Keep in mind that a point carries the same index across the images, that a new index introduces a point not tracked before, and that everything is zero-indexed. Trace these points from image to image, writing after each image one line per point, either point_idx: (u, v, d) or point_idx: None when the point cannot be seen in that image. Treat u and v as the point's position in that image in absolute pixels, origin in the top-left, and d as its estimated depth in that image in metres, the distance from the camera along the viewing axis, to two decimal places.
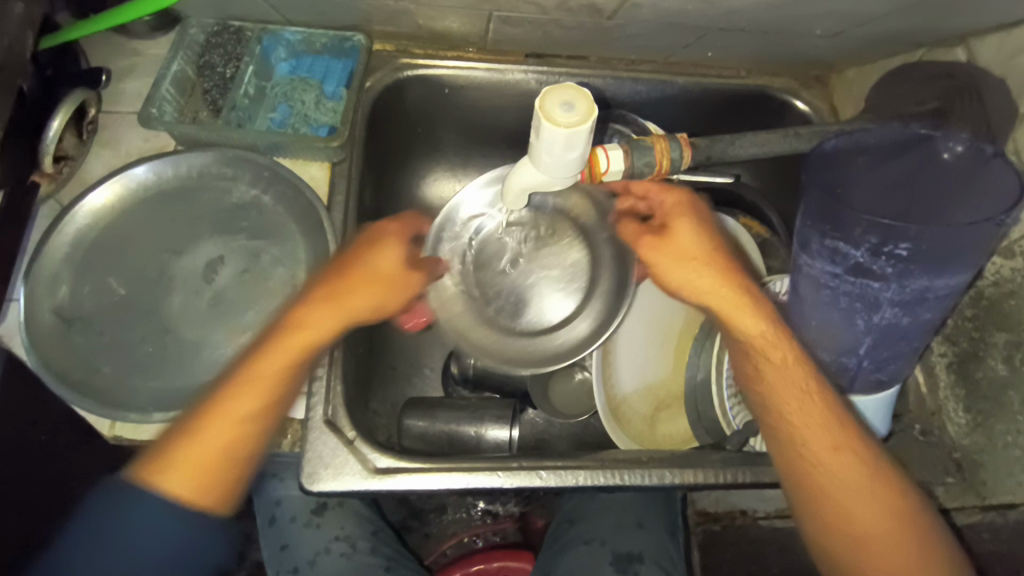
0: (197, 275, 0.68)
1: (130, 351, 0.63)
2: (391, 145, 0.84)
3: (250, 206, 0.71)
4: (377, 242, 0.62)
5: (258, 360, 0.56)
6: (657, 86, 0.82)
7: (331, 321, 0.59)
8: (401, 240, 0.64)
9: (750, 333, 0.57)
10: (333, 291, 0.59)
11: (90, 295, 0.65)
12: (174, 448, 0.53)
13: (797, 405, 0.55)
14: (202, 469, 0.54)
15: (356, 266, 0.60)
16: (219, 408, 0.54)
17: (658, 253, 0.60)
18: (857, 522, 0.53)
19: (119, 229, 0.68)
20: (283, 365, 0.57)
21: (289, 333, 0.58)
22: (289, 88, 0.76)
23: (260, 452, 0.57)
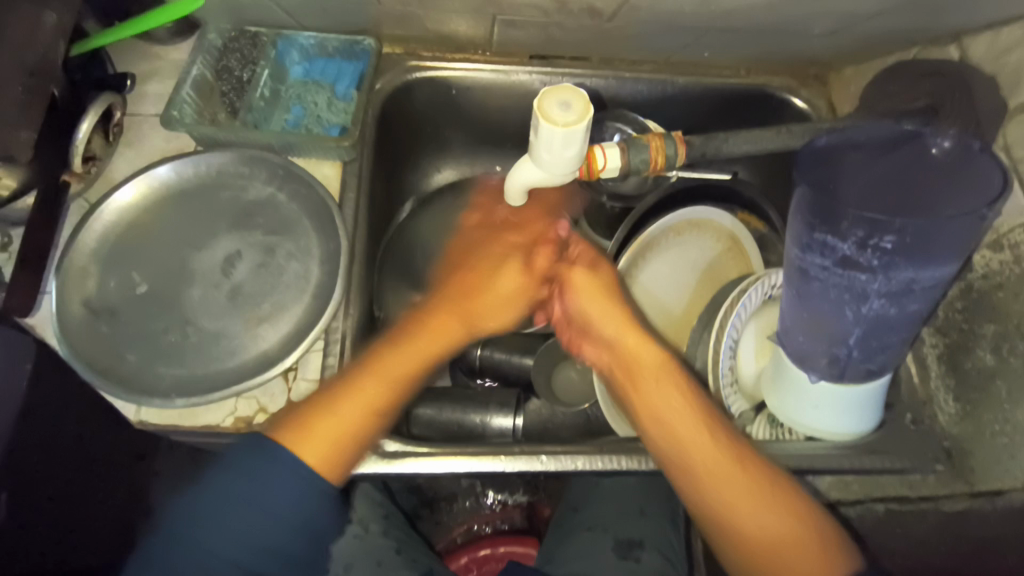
0: (216, 269, 0.71)
1: (152, 341, 0.67)
2: (400, 144, 0.87)
3: (266, 203, 0.75)
4: (500, 262, 0.65)
5: (395, 344, 0.62)
6: (658, 85, 0.85)
7: (456, 327, 0.64)
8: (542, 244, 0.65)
9: (635, 351, 0.61)
10: (467, 292, 0.64)
11: (116, 288, 0.69)
12: (314, 414, 0.57)
13: (677, 411, 0.58)
14: (331, 445, 0.57)
15: (503, 267, 0.64)
16: (368, 377, 0.59)
17: (578, 276, 0.63)
18: (750, 530, 0.53)
19: (142, 226, 0.72)
20: (437, 346, 0.62)
21: (423, 336, 0.62)
22: (303, 90, 0.80)
23: (376, 434, 0.60)
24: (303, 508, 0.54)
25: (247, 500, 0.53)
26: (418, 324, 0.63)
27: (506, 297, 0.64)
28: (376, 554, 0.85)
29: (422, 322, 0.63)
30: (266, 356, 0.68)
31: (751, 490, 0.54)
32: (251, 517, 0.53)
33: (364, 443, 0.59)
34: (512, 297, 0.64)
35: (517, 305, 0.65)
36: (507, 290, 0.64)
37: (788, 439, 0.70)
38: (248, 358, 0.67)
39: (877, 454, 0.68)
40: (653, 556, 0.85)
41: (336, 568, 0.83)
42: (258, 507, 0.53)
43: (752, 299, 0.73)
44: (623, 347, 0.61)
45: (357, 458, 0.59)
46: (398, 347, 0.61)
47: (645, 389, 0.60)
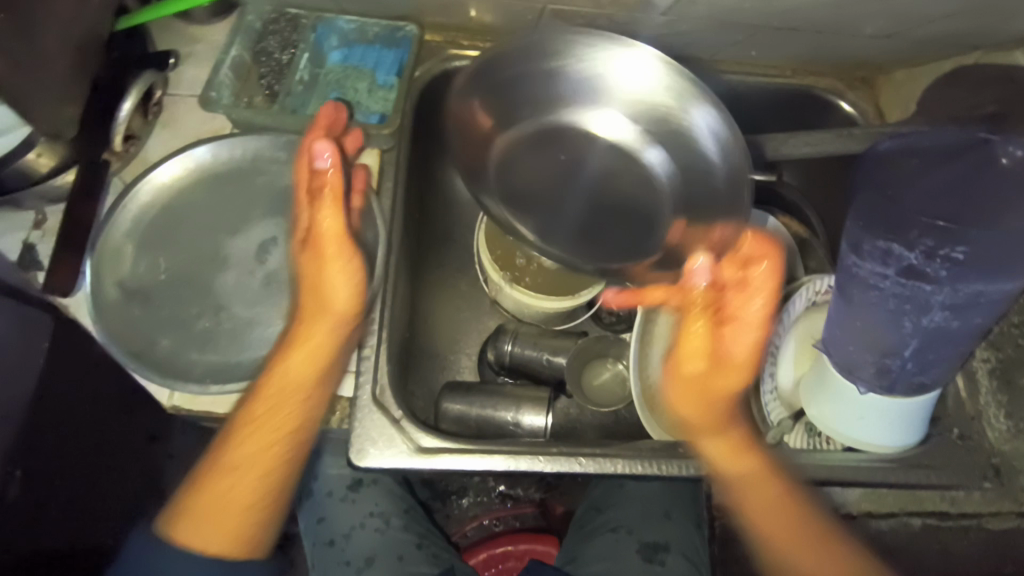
0: (251, 255, 0.70)
1: (187, 325, 0.66)
2: (436, 133, 0.85)
3: (303, 189, 0.73)
4: (322, 273, 0.66)
5: (239, 442, 0.64)
6: (702, 82, 0.82)
7: (315, 358, 0.65)
8: (341, 236, 0.66)
9: (742, 470, 0.66)
10: (315, 310, 0.66)
11: (150, 270, 0.68)
12: (189, 509, 0.63)
13: (771, 515, 0.64)
14: (220, 531, 0.63)
15: (320, 272, 0.66)
16: (234, 461, 0.64)
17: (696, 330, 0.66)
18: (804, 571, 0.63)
19: (178, 207, 0.71)
20: (275, 428, 0.64)
21: (274, 387, 0.63)
22: (343, 76, 0.78)
23: (282, 474, 0.66)
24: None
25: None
26: (266, 375, 0.64)
27: (328, 355, 0.66)
28: (398, 548, 0.85)
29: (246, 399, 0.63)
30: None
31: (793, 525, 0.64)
32: None
33: (258, 517, 0.65)
34: (324, 310, 0.66)
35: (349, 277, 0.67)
36: (341, 296, 0.67)
37: (826, 449, 0.69)
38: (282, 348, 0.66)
39: (923, 468, 0.66)
40: (678, 560, 0.84)
41: (357, 561, 0.83)
42: None
43: (796, 304, 0.73)
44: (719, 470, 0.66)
45: (266, 526, 0.66)
46: (275, 373, 0.64)
47: (760, 486, 0.65)
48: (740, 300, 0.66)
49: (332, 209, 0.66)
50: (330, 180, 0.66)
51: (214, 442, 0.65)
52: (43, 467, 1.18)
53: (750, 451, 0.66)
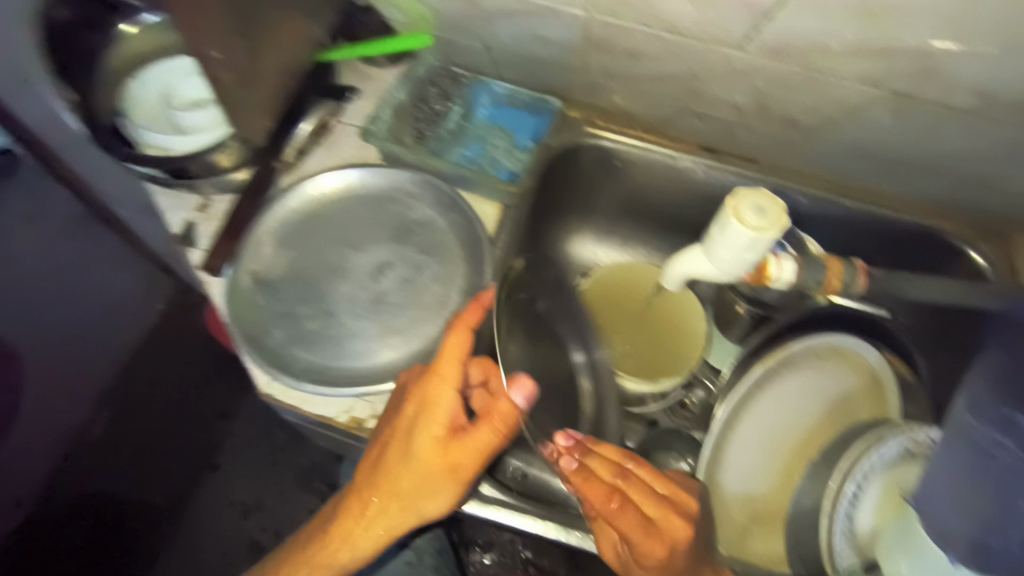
0: (368, 273, 0.76)
1: (298, 323, 0.72)
2: (549, 198, 0.88)
3: (427, 225, 0.79)
4: (429, 402, 0.61)
5: (338, 549, 0.65)
6: (825, 203, 0.81)
7: (400, 518, 0.62)
8: (455, 385, 0.61)
9: None
10: (379, 474, 0.62)
11: (279, 266, 0.75)
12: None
13: None
14: None
15: (415, 442, 0.60)
16: None
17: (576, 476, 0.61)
18: None
19: (317, 217, 0.79)
20: (352, 552, 0.65)
21: (355, 521, 0.64)
22: (485, 131, 0.85)
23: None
24: None
25: None
26: (353, 504, 0.64)
27: (433, 514, 0.62)
28: None
29: (331, 530, 0.65)
30: (393, 366, 0.71)
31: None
32: None
33: None
34: (413, 498, 0.61)
35: (433, 501, 0.61)
36: (437, 507, 0.62)
37: None
38: (374, 364, 0.71)
39: None
40: None
41: None
42: None
43: (891, 452, 0.66)
44: None
45: None
46: (347, 524, 0.64)
47: None
48: (598, 492, 0.59)
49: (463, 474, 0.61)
50: (450, 372, 0.61)
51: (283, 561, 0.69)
52: (130, 414, 1.30)
53: None
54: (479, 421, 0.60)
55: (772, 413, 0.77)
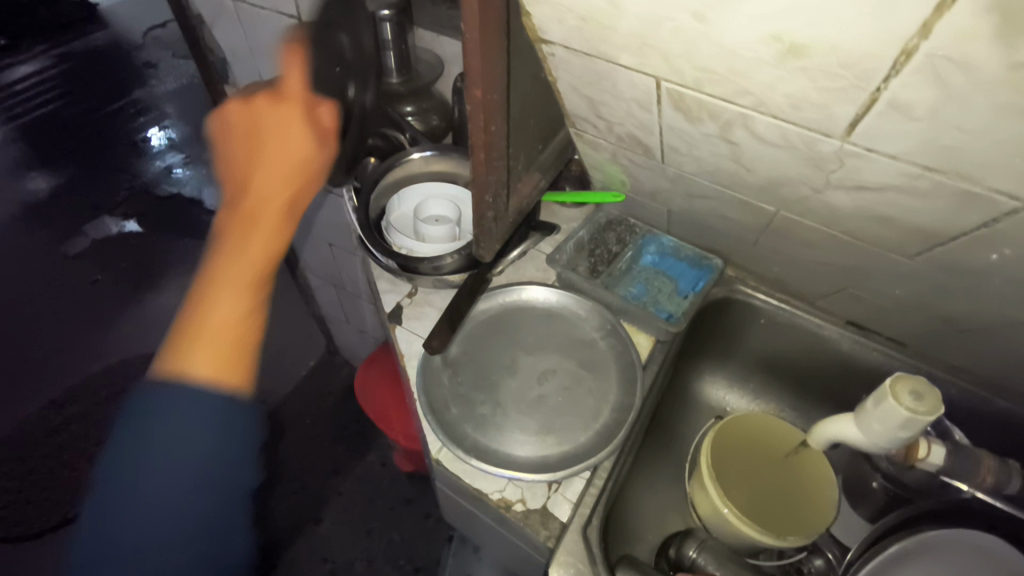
0: (535, 375, 0.89)
1: (472, 405, 0.86)
2: (695, 341, 1.00)
3: (589, 344, 0.93)
4: (273, 128, 0.81)
5: (186, 357, 0.72)
6: (974, 400, 0.85)
7: (275, 220, 0.79)
8: (297, 102, 0.82)
9: None
10: (280, 156, 0.79)
11: (464, 354, 0.91)
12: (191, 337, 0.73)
13: None
14: (224, 336, 0.73)
15: (269, 135, 0.81)
16: (225, 275, 0.76)
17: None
18: None
19: (501, 320, 0.95)
20: (266, 244, 0.79)
21: (252, 231, 0.78)
22: (651, 277, 1.00)
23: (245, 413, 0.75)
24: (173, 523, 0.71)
25: (167, 439, 0.70)
26: (246, 240, 0.78)
27: (261, 249, 0.78)
28: None
29: (228, 251, 0.78)
30: (546, 463, 0.81)
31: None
32: (133, 525, 0.69)
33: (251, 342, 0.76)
34: (273, 208, 0.79)
35: (304, 176, 0.81)
36: (278, 200, 0.80)
37: None
38: (528, 455, 0.82)
39: None
40: None
41: None
42: (136, 520, 0.69)
43: None
44: None
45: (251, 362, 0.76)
46: (233, 263, 0.76)
47: None
48: None
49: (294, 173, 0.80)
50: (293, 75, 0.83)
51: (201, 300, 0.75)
52: None
53: None
54: (316, 101, 0.84)
55: None
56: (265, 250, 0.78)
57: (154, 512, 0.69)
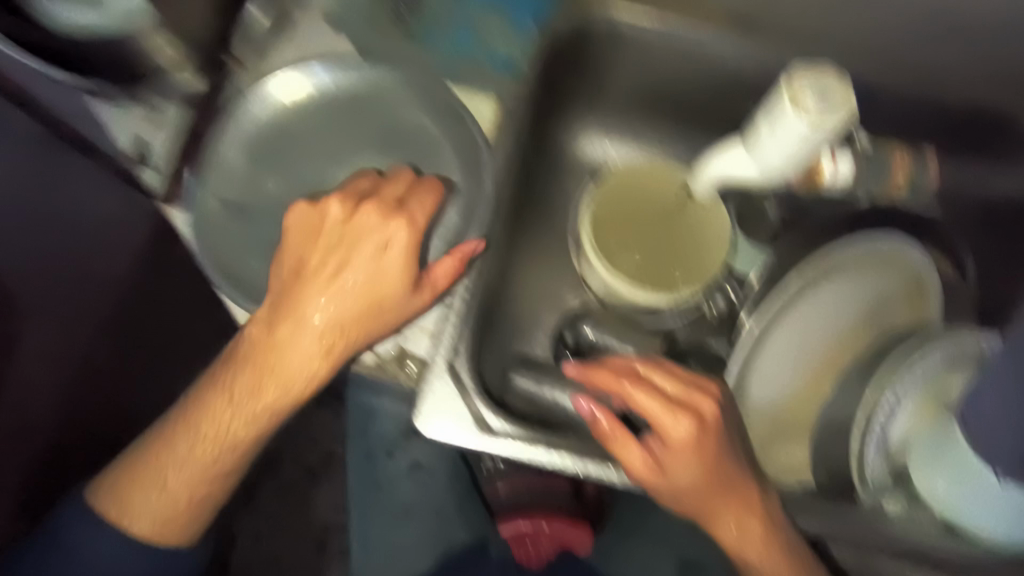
0: (345, 185, 0.71)
1: (272, 250, 0.71)
2: (556, 86, 0.80)
3: (418, 132, 0.74)
4: (358, 236, 0.67)
5: (190, 433, 0.69)
6: (867, 73, 0.74)
7: (318, 364, 0.66)
8: (399, 218, 0.67)
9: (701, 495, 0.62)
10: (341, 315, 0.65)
11: (255, 187, 0.73)
12: (146, 473, 0.70)
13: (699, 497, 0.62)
14: (189, 469, 0.69)
15: (351, 257, 0.67)
16: (167, 434, 0.70)
17: (605, 427, 0.63)
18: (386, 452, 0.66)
19: (289, 129, 0.74)
20: (276, 400, 0.67)
21: (254, 368, 0.66)
22: (476, 12, 0.75)
23: (215, 495, 0.72)
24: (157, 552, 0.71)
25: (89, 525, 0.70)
26: (284, 342, 0.66)
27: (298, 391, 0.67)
28: (439, 506, 0.92)
29: (245, 376, 0.67)
30: None
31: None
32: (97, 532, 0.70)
33: (204, 496, 0.71)
34: (315, 336, 0.65)
35: (339, 313, 0.65)
36: (310, 346, 0.65)
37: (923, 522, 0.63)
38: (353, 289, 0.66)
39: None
40: None
41: None
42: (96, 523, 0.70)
43: (938, 362, 0.63)
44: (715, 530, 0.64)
45: (204, 507, 0.71)
46: (275, 356, 0.66)
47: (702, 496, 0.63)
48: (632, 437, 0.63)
49: (370, 285, 0.66)
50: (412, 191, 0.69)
51: (205, 405, 0.69)
52: None
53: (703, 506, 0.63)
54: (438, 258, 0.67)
55: (819, 313, 0.71)
56: (297, 382, 0.66)
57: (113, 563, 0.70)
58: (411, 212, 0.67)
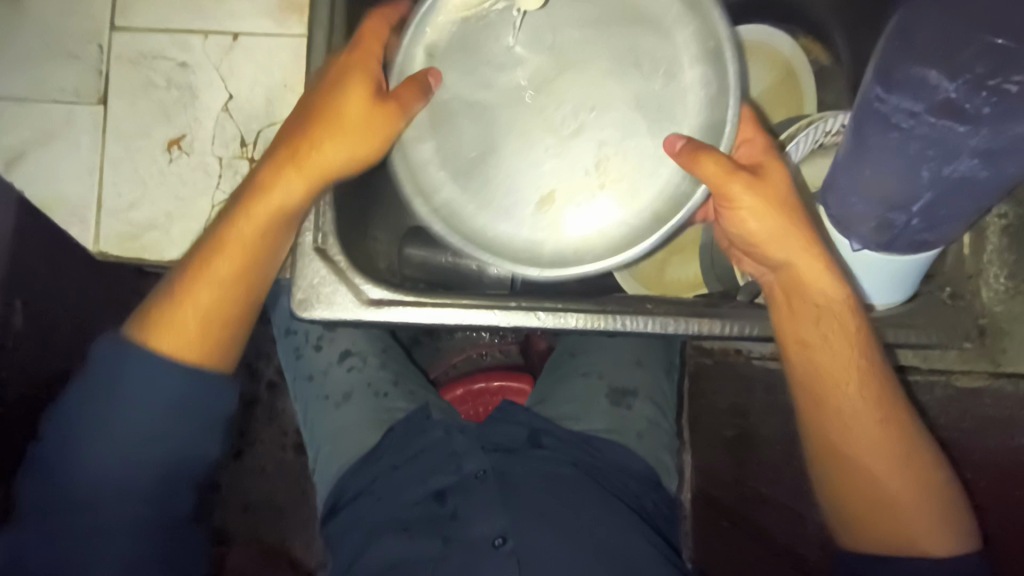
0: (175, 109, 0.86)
1: (174, 174, 0.86)
2: None
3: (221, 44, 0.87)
4: (337, 87, 0.60)
5: (176, 342, 0.61)
6: None
7: (298, 187, 0.61)
8: (369, 85, 0.60)
9: (842, 382, 0.57)
10: (296, 149, 0.61)
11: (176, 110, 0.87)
12: (163, 312, 0.61)
13: (840, 367, 0.56)
14: (184, 331, 0.60)
15: (345, 104, 0.60)
16: (191, 292, 0.61)
17: (745, 196, 0.56)
18: (275, 202, 0.61)
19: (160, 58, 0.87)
20: (281, 204, 0.61)
21: (259, 207, 0.61)
22: None
23: (245, 323, 0.64)
24: (159, 415, 0.58)
25: (105, 391, 0.58)
26: (259, 194, 0.61)
27: (290, 208, 0.61)
28: (375, 384, 0.92)
29: (222, 235, 0.62)
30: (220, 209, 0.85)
31: (918, 469, 0.56)
32: (108, 410, 0.57)
33: (235, 330, 0.63)
34: (330, 153, 0.61)
35: (341, 146, 0.60)
36: (340, 156, 0.60)
37: None
38: None
39: (905, 329, 0.62)
40: (645, 403, 0.90)
41: (334, 396, 0.91)
42: (110, 407, 0.57)
43: (801, 147, 0.63)
44: (846, 437, 0.57)
45: (235, 338, 0.63)
46: (273, 193, 0.61)
47: (799, 315, 0.58)
48: (802, 302, 0.57)
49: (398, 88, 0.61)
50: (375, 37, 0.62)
51: (213, 245, 0.62)
52: None
53: (876, 389, 0.57)
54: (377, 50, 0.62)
55: None
56: (309, 184, 0.61)
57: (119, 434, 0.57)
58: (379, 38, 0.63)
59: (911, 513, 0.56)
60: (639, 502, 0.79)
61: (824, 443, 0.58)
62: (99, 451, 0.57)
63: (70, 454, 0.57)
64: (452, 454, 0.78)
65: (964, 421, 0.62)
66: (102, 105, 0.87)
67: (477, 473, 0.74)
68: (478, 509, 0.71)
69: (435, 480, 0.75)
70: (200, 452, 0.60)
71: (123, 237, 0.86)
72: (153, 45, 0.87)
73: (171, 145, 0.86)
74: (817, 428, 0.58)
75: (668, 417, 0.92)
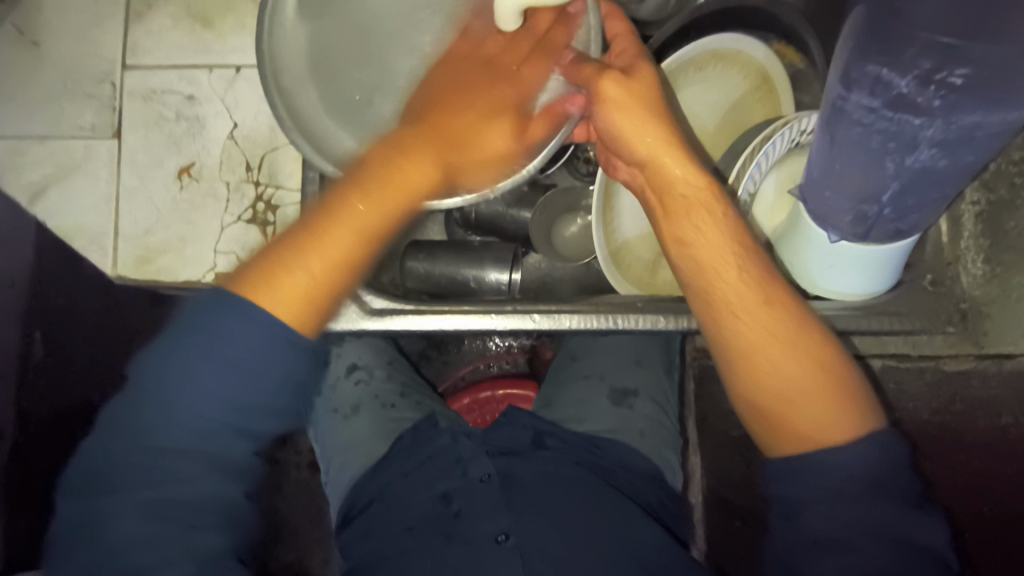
0: (182, 139, 0.91)
1: (178, 201, 0.90)
2: None
3: (222, 74, 0.92)
4: (473, 87, 0.63)
5: (270, 302, 0.50)
6: None
7: (430, 169, 0.58)
8: (505, 75, 0.63)
9: (731, 285, 0.55)
10: (448, 140, 0.61)
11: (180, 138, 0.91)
12: (273, 272, 0.51)
13: (718, 267, 0.56)
14: (298, 297, 0.51)
15: (479, 108, 0.62)
16: (327, 232, 0.53)
17: (611, 88, 0.58)
18: (417, 172, 0.58)
19: (163, 90, 0.92)
20: (418, 173, 0.58)
21: (386, 185, 0.56)
22: None
23: (355, 280, 0.55)
24: (278, 368, 0.49)
25: (200, 349, 0.47)
26: (399, 159, 0.57)
27: (428, 185, 0.59)
28: (381, 397, 0.94)
29: (358, 185, 0.55)
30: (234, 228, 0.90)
31: (816, 348, 0.52)
32: (208, 368, 0.47)
33: (337, 296, 0.53)
34: (482, 157, 0.63)
35: (502, 134, 0.63)
36: (491, 147, 0.63)
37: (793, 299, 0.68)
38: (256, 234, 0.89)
39: (888, 316, 0.66)
40: (646, 403, 0.91)
41: (343, 409, 0.94)
42: (210, 361, 0.47)
43: (777, 147, 0.66)
44: (729, 345, 0.54)
45: (335, 305, 0.54)
46: (406, 160, 0.57)
47: (681, 216, 0.58)
48: (676, 202, 0.59)
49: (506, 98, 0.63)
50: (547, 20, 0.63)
51: (337, 192, 0.55)
52: None
53: (757, 292, 0.54)
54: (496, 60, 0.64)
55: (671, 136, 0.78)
56: (434, 167, 0.59)
57: (212, 411, 0.47)
58: (550, 27, 0.63)
59: (822, 413, 0.50)
60: (644, 498, 0.81)
61: (720, 335, 0.55)
62: (191, 404, 0.47)
63: (151, 428, 0.46)
64: (459, 459, 0.80)
65: (953, 405, 0.63)
66: (117, 138, 0.91)
67: (482, 477, 0.77)
68: (483, 510, 0.73)
69: (441, 484, 0.78)
70: (262, 429, 0.49)
71: (138, 261, 0.90)
72: (162, 80, 0.92)
73: (181, 173, 0.91)
74: (719, 348, 0.55)
75: (670, 416, 0.93)
